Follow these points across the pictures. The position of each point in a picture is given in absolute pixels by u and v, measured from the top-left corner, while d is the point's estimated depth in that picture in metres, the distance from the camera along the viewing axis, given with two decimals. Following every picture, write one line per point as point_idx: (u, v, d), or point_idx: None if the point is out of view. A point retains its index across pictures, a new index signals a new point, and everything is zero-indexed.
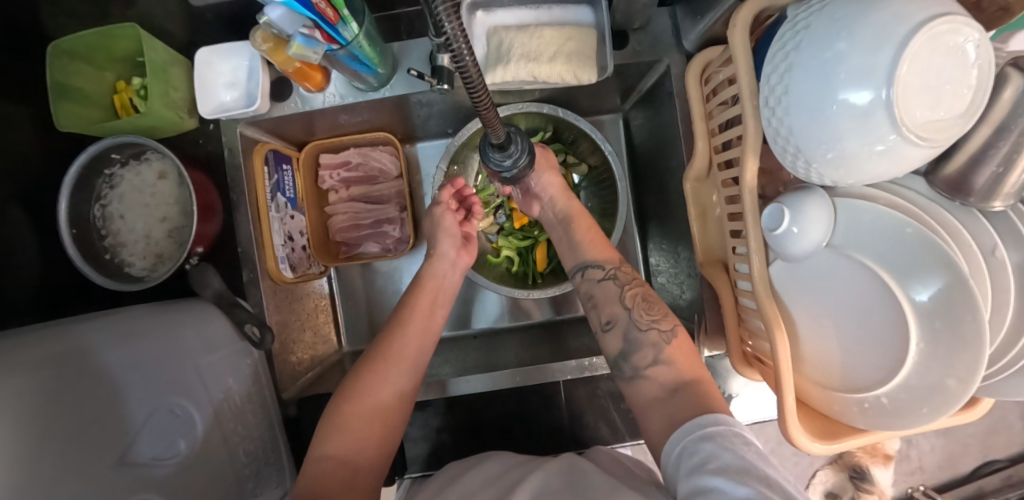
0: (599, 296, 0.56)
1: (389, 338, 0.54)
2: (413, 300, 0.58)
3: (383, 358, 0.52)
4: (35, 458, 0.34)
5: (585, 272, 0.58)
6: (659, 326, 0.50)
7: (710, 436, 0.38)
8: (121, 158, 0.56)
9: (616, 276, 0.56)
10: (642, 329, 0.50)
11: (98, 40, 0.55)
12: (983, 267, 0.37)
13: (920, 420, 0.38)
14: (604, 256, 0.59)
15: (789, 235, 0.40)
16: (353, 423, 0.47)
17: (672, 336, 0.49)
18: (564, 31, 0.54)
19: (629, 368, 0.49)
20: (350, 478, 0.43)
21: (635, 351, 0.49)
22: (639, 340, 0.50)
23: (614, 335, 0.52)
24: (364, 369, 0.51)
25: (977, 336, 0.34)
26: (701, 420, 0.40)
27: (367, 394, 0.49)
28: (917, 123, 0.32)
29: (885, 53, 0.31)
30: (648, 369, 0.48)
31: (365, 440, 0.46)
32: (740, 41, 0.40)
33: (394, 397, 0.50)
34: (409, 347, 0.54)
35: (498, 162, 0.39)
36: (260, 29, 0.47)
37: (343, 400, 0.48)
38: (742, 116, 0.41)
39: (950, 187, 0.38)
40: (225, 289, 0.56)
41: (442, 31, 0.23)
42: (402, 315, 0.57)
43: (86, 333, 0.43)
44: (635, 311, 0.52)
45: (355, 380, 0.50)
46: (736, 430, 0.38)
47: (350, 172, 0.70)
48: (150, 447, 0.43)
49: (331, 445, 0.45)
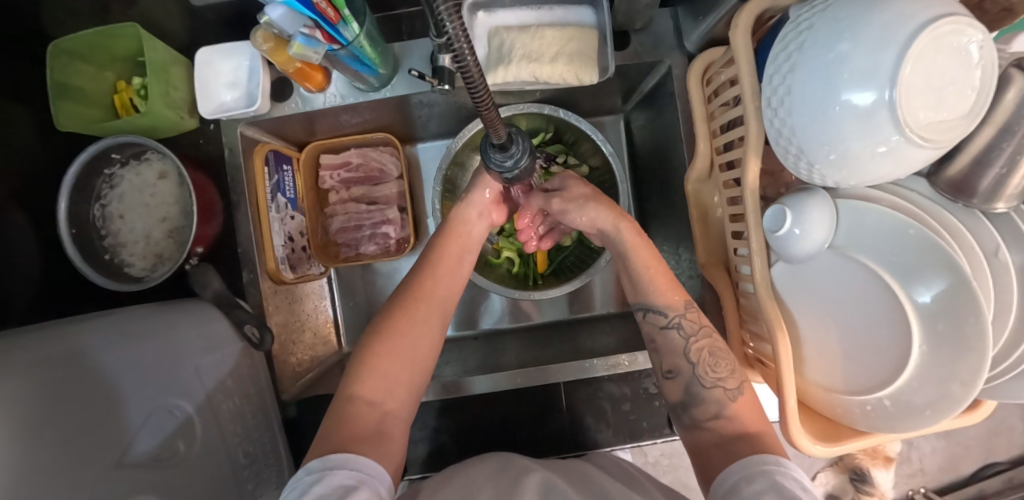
0: (662, 345, 0.50)
1: (422, 278, 0.53)
2: (444, 244, 0.57)
3: (418, 295, 0.52)
4: (33, 458, 0.34)
5: (647, 317, 0.51)
6: (725, 384, 0.46)
7: (765, 474, 0.37)
8: (121, 158, 0.56)
9: (681, 325, 0.49)
10: (706, 386, 0.47)
11: (98, 40, 0.55)
12: (986, 270, 0.37)
13: (924, 422, 0.38)
14: (667, 300, 0.50)
15: (791, 236, 0.40)
16: (383, 364, 0.46)
17: (738, 394, 0.46)
18: (566, 31, 0.53)
19: (689, 420, 0.48)
20: (378, 423, 0.43)
21: (696, 404, 0.47)
22: (702, 396, 0.47)
23: (676, 386, 0.49)
24: (398, 306, 0.50)
25: (980, 341, 0.34)
26: (757, 459, 0.39)
27: (404, 330, 0.48)
28: (920, 124, 0.32)
29: (888, 53, 0.31)
30: (711, 422, 0.46)
31: (397, 381, 0.46)
32: (741, 42, 0.40)
33: (429, 339, 0.50)
34: (440, 290, 0.53)
35: (499, 163, 0.39)
36: (261, 29, 0.47)
37: (371, 342, 0.48)
38: (744, 117, 0.41)
39: (952, 188, 0.38)
40: (224, 289, 0.56)
41: (445, 32, 0.23)
42: (431, 259, 0.56)
43: (85, 334, 0.43)
44: (699, 368, 0.48)
45: (386, 321, 0.49)
46: (794, 474, 0.37)
47: (350, 173, 0.70)
48: (149, 447, 0.43)
49: (364, 386, 0.45)
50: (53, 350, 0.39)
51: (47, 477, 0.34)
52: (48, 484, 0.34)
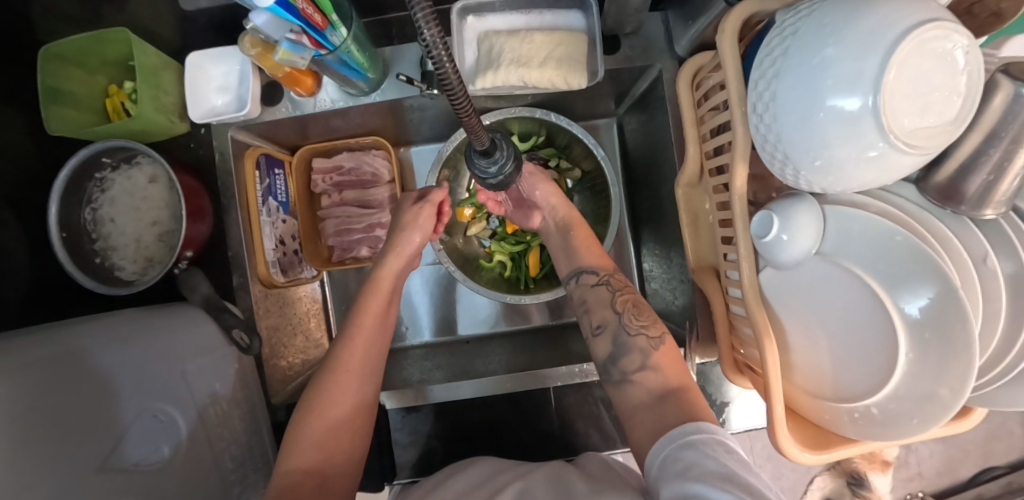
0: (592, 301, 0.56)
1: (345, 347, 0.52)
2: (366, 302, 0.56)
3: (344, 368, 0.50)
4: (14, 464, 0.33)
5: (581, 279, 0.58)
6: (648, 332, 0.50)
7: (694, 444, 0.37)
8: (112, 162, 0.57)
9: (610, 283, 0.56)
10: (630, 334, 0.50)
11: (89, 44, 0.55)
12: (975, 279, 0.37)
13: (912, 429, 0.38)
14: (601, 263, 0.59)
15: (779, 242, 0.39)
16: (310, 438, 0.46)
17: (660, 344, 0.49)
18: (555, 36, 0.53)
19: (617, 373, 0.49)
20: (317, 492, 0.43)
21: (624, 355, 0.49)
22: (627, 344, 0.50)
23: (603, 339, 0.52)
24: (327, 381, 0.49)
25: (967, 349, 0.34)
26: (684, 428, 0.39)
27: (330, 403, 0.48)
28: (906, 130, 0.32)
29: (873, 59, 0.30)
30: (636, 373, 0.48)
31: (333, 450, 0.46)
32: (728, 47, 0.40)
33: (362, 407, 0.49)
34: (365, 354, 0.52)
35: (483, 169, 0.39)
36: (248, 34, 0.47)
37: (300, 416, 0.47)
38: (732, 122, 0.41)
39: (941, 195, 0.38)
40: (213, 294, 0.54)
41: (422, 39, 0.23)
42: (356, 322, 0.54)
43: (71, 339, 0.43)
44: (624, 316, 0.52)
45: (312, 395, 0.48)
46: (717, 438, 0.37)
47: (342, 176, 0.69)
48: (136, 450, 0.43)
49: (299, 459, 0.44)
50: (37, 355, 0.39)
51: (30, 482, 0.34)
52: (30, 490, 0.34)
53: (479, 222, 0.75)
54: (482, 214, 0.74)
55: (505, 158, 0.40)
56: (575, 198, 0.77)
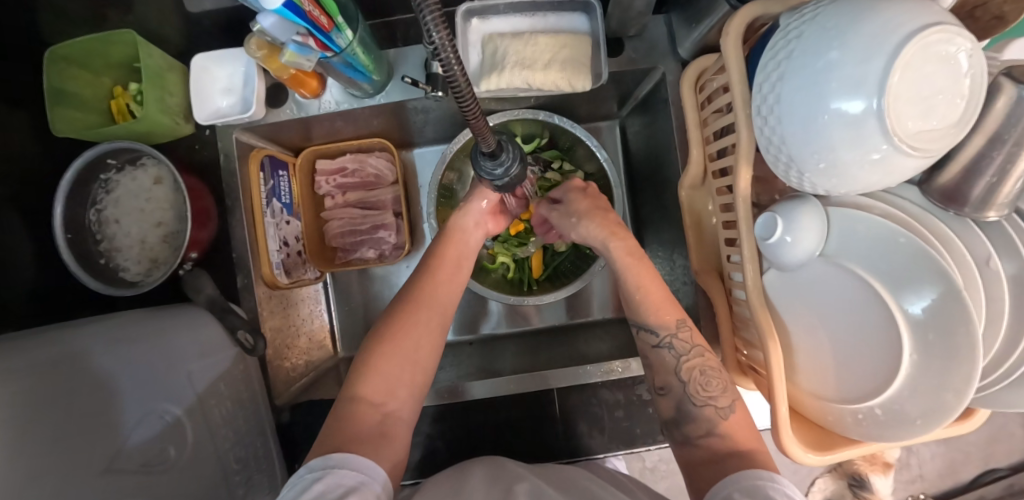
0: (653, 361, 0.50)
1: (422, 283, 0.54)
2: (443, 249, 0.58)
3: (421, 302, 0.52)
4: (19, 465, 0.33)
5: (640, 336, 0.51)
6: (717, 403, 0.46)
7: (757, 489, 0.37)
8: (117, 164, 0.57)
9: (673, 346, 0.49)
10: (696, 405, 0.47)
11: (95, 46, 0.55)
12: (976, 276, 0.37)
13: (917, 431, 0.38)
14: (660, 320, 0.50)
15: (782, 244, 0.40)
16: (380, 366, 0.47)
17: (729, 412, 0.46)
18: (560, 38, 0.54)
19: (681, 436, 0.47)
20: (377, 424, 0.44)
21: (689, 421, 0.47)
22: (694, 414, 0.46)
23: (667, 403, 0.49)
24: (401, 311, 0.51)
25: (970, 351, 0.34)
26: (750, 473, 0.39)
27: (404, 334, 0.49)
28: (909, 133, 0.32)
29: (877, 61, 0.30)
30: (703, 440, 0.45)
31: (397, 385, 0.47)
32: (732, 50, 0.41)
33: (430, 344, 0.50)
34: (440, 294, 0.54)
35: (489, 171, 0.39)
36: (254, 37, 0.48)
37: (373, 343, 0.48)
38: (736, 124, 0.41)
39: (944, 197, 0.38)
40: (218, 295, 0.56)
41: (431, 41, 0.23)
42: (434, 263, 0.56)
43: (76, 339, 0.43)
44: (690, 386, 0.47)
45: (388, 324, 0.50)
46: (786, 489, 0.37)
47: (346, 178, 0.70)
48: (140, 452, 0.43)
49: (367, 387, 0.45)
50: (44, 355, 0.39)
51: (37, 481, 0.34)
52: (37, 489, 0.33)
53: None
54: None
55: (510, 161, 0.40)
56: None
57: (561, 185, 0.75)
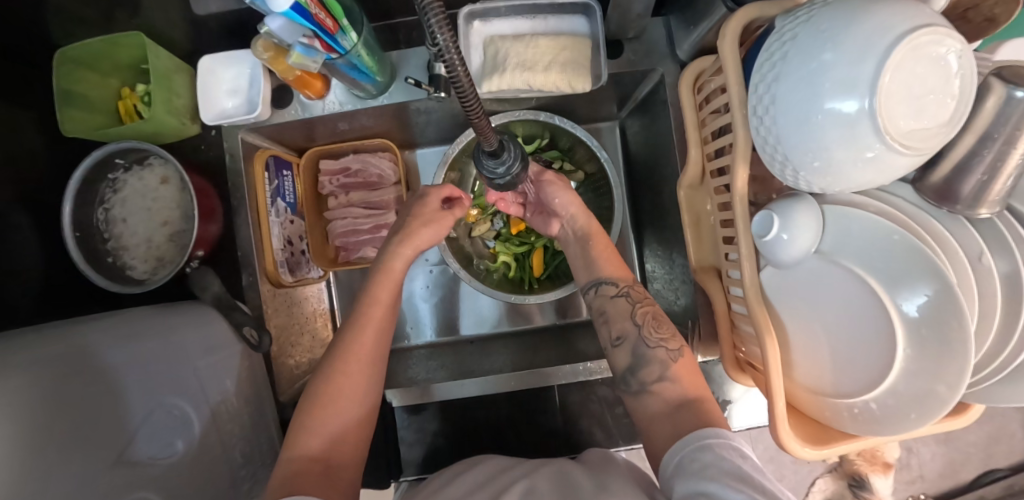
0: (611, 313, 0.54)
1: (352, 337, 0.50)
2: (376, 293, 0.54)
3: (353, 357, 0.48)
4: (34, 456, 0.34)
5: (601, 289, 0.56)
6: (668, 346, 0.49)
7: (708, 448, 0.38)
8: (125, 163, 0.58)
9: (629, 294, 0.55)
10: (650, 346, 0.50)
11: (103, 48, 0.56)
12: (971, 279, 0.38)
13: (910, 424, 0.39)
14: (619, 274, 0.57)
15: (779, 242, 0.40)
16: (319, 424, 0.45)
17: (679, 355, 0.49)
18: (560, 41, 0.55)
19: (636, 384, 0.49)
20: (323, 478, 0.43)
21: (643, 367, 0.49)
22: (648, 356, 0.49)
23: (623, 351, 0.51)
24: (333, 368, 0.48)
25: (963, 345, 0.35)
26: (699, 432, 0.40)
27: (337, 395, 0.47)
28: (901, 132, 0.33)
29: (870, 62, 0.31)
30: (655, 385, 0.48)
31: (341, 441, 0.46)
32: (729, 52, 0.42)
33: (368, 396, 0.49)
34: (368, 346, 0.50)
35: (491, 170, 0.40)
36: (261, 38, 0.48)
37: (310, 402, 0.46)
38: (733, 124, 0.42)
39: (937, 195, 0.39)
40: (224, 293, 0.55)
41: (436, 42, 0.24)
42: (364, 313, 0.52)
43: (84, 334, 0.43)
44: (644, 329, 0.51)
45: (322, 382, 0.47)
46: (734, 444, 0.39)
47: (349, 178, 0.70)
48: (148, 446, 0.44)
49: (307, 444, 0.44)
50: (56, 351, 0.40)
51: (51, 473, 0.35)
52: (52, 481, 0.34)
53: (484, 222, 0.77)
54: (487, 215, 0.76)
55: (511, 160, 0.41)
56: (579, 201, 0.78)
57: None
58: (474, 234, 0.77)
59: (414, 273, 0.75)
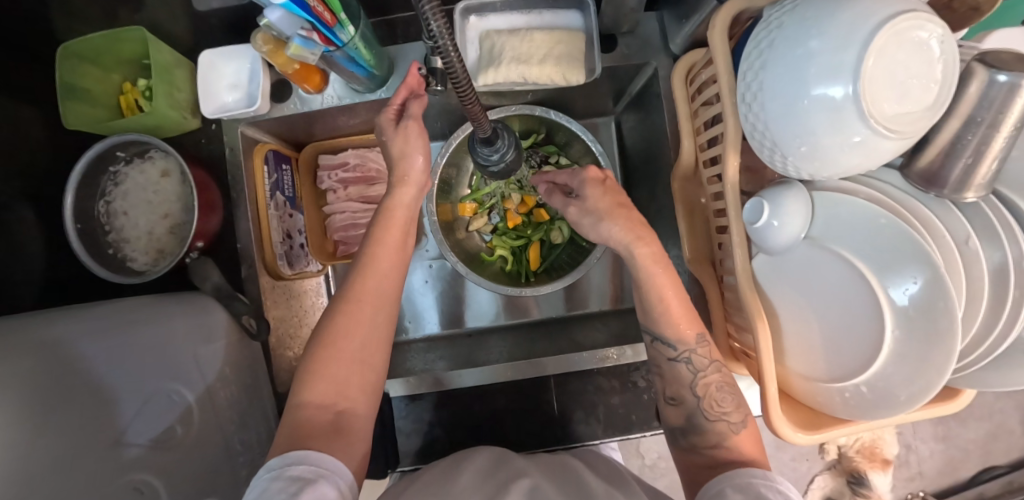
0: (668, 372, 0.50)
1: (356, 277, 0.49)
2: (381, 234, 0.51)
3: (356, 296, 0.47)
4: (42, 434, 0.34)
5: (655, 345, 0.50)
6: (730, 418, 0.48)
7: (751, 486, 0.40)
8: (126, 156, 0.58)
9: (690, 360, 0.49)
10: (709, 419, 0.48)
11: (106, 43, 0.57)
12: (957, 261, 0.38)
13: (901, 406, 0.39)
14: (678, 335, 0.48)
15: (769, 228, 0.41)
16: (325, 367, 0.44)
17: (741, 427, 0.47)
18: (554, 35, 0.55)
19: (688, 443, 0.49)
20: (330, 427, 0.42)
21: (696, 432, 0.48)
22: (703, 427, 0.48)
23: (676, 412, 0.50)
24: (338, 310, 0.47)
25: (950, 326, 0.35)
26: (744, 472, 0.42)
27: (344, 336, 0.45)
28: (887, 116, 0.33)
29: (853, 48, 0.32)
30: (710, 451, 0.47)
31: (346, 385, 0.44)
32: (718, 42, 0.42)
33: (379, 339, 0.47)
34: (374, 287, 0.48)
35: (485, 157, 0.41)
36: (261, 32, 0.50)
37: (315, 345, 0.45)
38: (723, 114, 0.43)
39: (924, 180, 0.39)
40: (224, 283, 0.56)
41: (434, 39, 0.27)
42: (369, 253, 0.50)
43: (62, 324, 0.41)
44: (704, 402, 0.48)
45: (331, 324, 0.46)
46: (780, 486, 0.40)
47: (348, 173, 0.71)
48: (145, 429, 0.43)
49: (313, 392, 0.43)
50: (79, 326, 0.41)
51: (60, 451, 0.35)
52: (60, 458, 0.35)
53: (480, 216, 0.78)
54: (484, 210, 0.77)
55: (506, 148, 0.42)
56: None
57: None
58: (470, 228, 0.78)
59: (412, 267, 0.76)
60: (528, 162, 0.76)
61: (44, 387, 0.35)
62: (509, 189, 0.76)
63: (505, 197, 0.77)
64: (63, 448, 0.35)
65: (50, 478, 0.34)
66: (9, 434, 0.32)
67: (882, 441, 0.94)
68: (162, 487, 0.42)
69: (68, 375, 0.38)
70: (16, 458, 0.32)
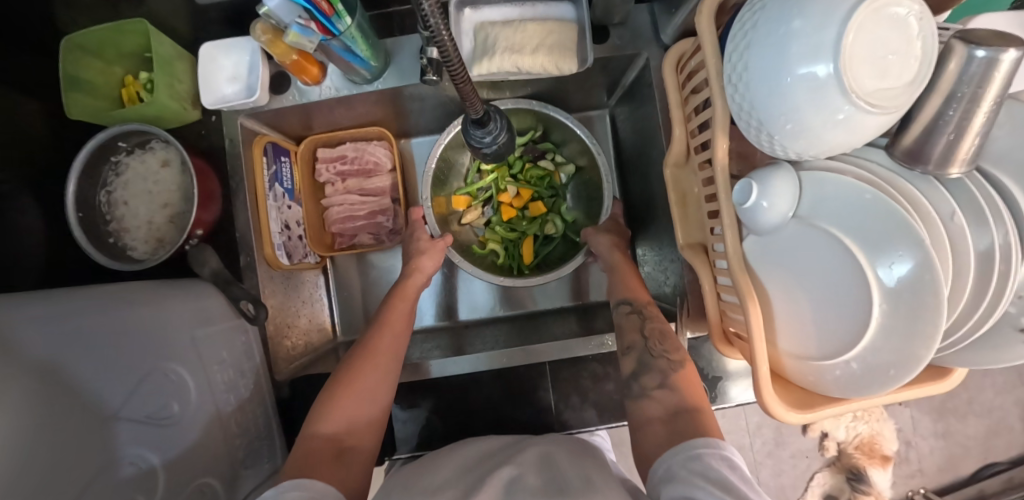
0: (622, 325, 0.58)
1: (372, 336, 0.57)
2: (394, 302, 0.62)
3: (373, 352, 0.55)
4: (52, 404, 0.35)
5: (618, 307, 0.60)
6: (671, 357, 0.53)
7: (699, 458, 0.40)
8: (127, 147, 0.59)
9: (643, 311, 0.58)
10: (653, 356, 0.53)
11: (108, 35, 0.58)
12: (944, 237, 0.38)
13: (890, 382, 0.40)
14: (636, 295, 0.60)
15: (758, 208, 0.41)
16: (338, 407, 0.50)
17: (680, 366, 0.52)
18: (547, 25, 0.57)
19: (638, 389, 0.52)
20: (333, 456, 0.46)
21: (646, 372, 0.52)
22: (648, 364, 0.53)
23: (629, 359, 0.54)
24: (355, 360, 0.54)
25: (935, 299, 0.36)
26: (691, 442, 0.42)
27: (360, 380, 0.52)
28: (869, 92, 0.34)
29: (833, 26, 0.33)
30: (656, 391, 0.50)
31: (355, 422, 0.50)
32: (705, 27, 0.43)
33: (385, 381, 0.54)
34: (387, 345, 0.56)
35: (478, 139, 0.42)
36: (260, 22, 0.51)
37: (330, 390, 0.52)
38: (712, 98, 0.44)
39: (908, 156, 0.40)
40: (221, 269, 0.58)
41: (429, 25, 0.27)
42: (383, 319, 0.60)
43: (68, 299, 0.41)
44: (651, 342, 0.54)
45: (346, 371, 0.53)
46: (723, 453, 0.41)
47: (346, 166, 0.73)
48: (147, 405, 0.43)
49: (323, 426, 0.48)
50: (84, 301, 0.42)
51: (67, 419, 0.35)
52: (66, 426, 0.35)
53: (473, 208, 0.79)
54: (478, 203, 0.78)
55: (498, 130, 0.43)
56: (568, 195, 0.81)
57: (553, 175, 0.78)
58: (463, 222, 0.79)
59: None
60: (522, 157, 0.77)
61: (54, 356, 0.36)
62: (503, 182, 0.78)
63: (499, 190, 0.78)
64: (71, 418, 0.36)
65: (53, 446, 0.34)
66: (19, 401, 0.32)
67: (882, 436, 0.94)
68: (158, 463, 0.42)
69: (76, 348, 0.38)
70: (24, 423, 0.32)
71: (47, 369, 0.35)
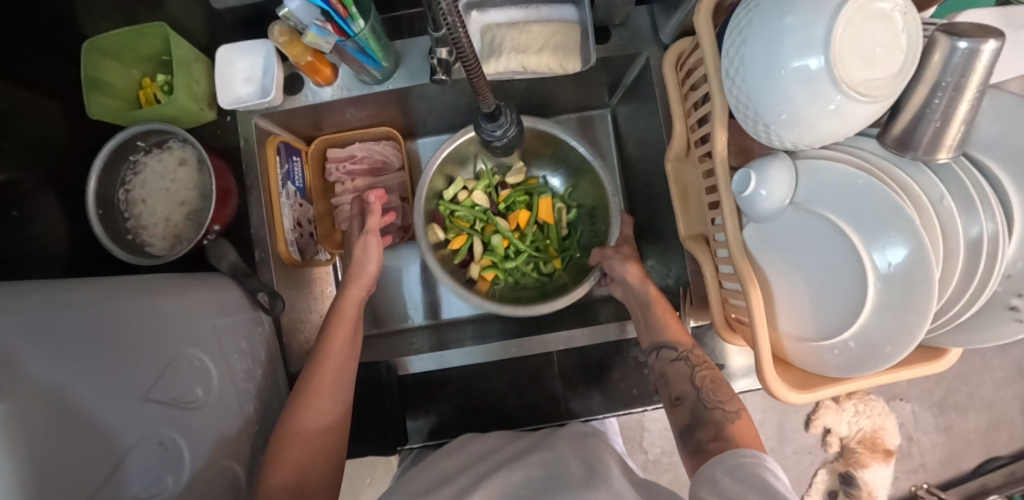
0: (671, 376, 0.56)
1: (313, 371, 0.56)
2: (334, 331, 0.60)
3: (317, 390, 0.55)
4: (89, 380, 0.36)
5: (660, 354, 0.57)
6: (724, 407, 0.51)
7: (743, 465, 0.42)
8: (146, 146, 0.61)
9: (688, 358, 0.56)
10: (708, 409, 0.51)
11: (128, 38, 0.60)
12: (934, 220, 0.40)
13: (887, 359, 0.41)
14: (678, 336, 0.57)
15: (757, 197, 0.43)
16: (290, 455, 0.51)
17: (737, 417, 0.50)
18: (551, 26, 0.59)
19: (694, 444, 0.50)
20: None
21: (701, 427, 0.50)
22: (705, 419, 0.50)
23: (682, 412, 0.53)
24: (297, 402, 0.54)
25: (926, 283, 0.37)
26: (736, 452, 0.44)
27: (308, 423, 0.53)
28: (859, 82, 0.36)
29: (823, 20, 0.35)
30: (713, 444, 0.48)
31: (309, 471, 0.52)
32: (703, 24, 0.46)
33: (332, 414, 0.55)
34: (331, 376, 0.56)
35: (490, 132, 0.44)
36: (277, 24, 0.53)
37: (279, 437, 0.52)
38: (710, 92, 0.46)
39: (897, 144, 0.42)
40: (239, 262, 0.61)
41: (447, 23, 0.30)
42: (325, 350, 0.58)
43: (100, 287, 0.43)
44: (703, 392, 0.53)
45: (293, 416, 0.53)
46: (768, 464, 0.42)
47: (354, 165, 0.76)
48: (172, 390, 0.44)
49: (275, 480, 0.50)
50: (114, 287, 0.43)
51: (101, 400, 0.37)
52: (101, 406, 0.37)
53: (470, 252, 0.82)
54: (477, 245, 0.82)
55: (508, 125, 0.45)
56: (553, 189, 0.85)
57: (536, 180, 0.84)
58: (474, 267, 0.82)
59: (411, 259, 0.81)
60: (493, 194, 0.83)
61: (93, 334, 0.38)
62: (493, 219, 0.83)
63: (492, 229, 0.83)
64: (106, 398, 0.37)
65: (91, 422, 0.35)
66: (66, 380, 0.34)
67: (884, 431, 0.94)
68: (183, 442, 0.44)
69: (113, 331, 0.40)
70: (69, 392, 0.34)
71: (86, 348, 0.37)
